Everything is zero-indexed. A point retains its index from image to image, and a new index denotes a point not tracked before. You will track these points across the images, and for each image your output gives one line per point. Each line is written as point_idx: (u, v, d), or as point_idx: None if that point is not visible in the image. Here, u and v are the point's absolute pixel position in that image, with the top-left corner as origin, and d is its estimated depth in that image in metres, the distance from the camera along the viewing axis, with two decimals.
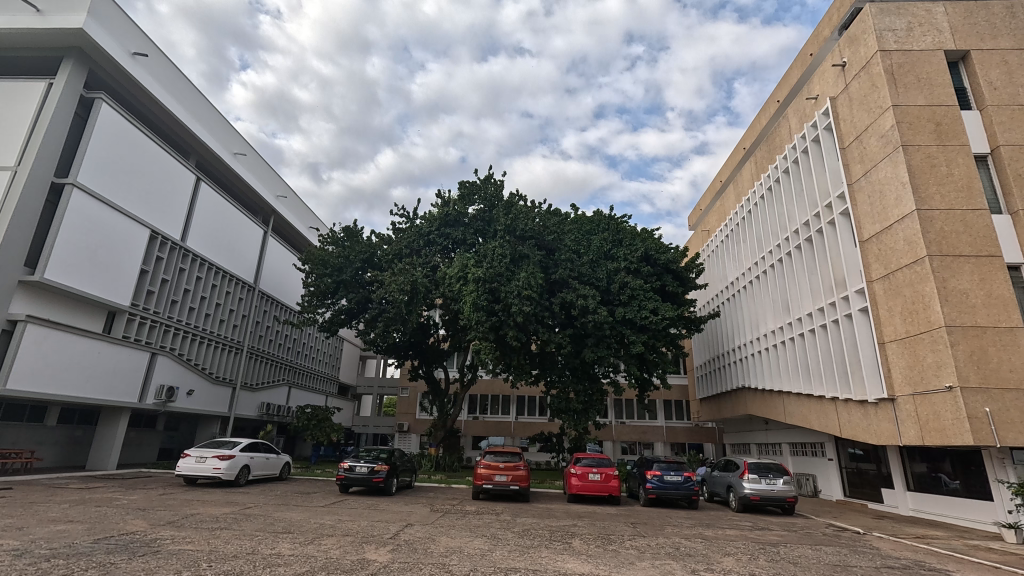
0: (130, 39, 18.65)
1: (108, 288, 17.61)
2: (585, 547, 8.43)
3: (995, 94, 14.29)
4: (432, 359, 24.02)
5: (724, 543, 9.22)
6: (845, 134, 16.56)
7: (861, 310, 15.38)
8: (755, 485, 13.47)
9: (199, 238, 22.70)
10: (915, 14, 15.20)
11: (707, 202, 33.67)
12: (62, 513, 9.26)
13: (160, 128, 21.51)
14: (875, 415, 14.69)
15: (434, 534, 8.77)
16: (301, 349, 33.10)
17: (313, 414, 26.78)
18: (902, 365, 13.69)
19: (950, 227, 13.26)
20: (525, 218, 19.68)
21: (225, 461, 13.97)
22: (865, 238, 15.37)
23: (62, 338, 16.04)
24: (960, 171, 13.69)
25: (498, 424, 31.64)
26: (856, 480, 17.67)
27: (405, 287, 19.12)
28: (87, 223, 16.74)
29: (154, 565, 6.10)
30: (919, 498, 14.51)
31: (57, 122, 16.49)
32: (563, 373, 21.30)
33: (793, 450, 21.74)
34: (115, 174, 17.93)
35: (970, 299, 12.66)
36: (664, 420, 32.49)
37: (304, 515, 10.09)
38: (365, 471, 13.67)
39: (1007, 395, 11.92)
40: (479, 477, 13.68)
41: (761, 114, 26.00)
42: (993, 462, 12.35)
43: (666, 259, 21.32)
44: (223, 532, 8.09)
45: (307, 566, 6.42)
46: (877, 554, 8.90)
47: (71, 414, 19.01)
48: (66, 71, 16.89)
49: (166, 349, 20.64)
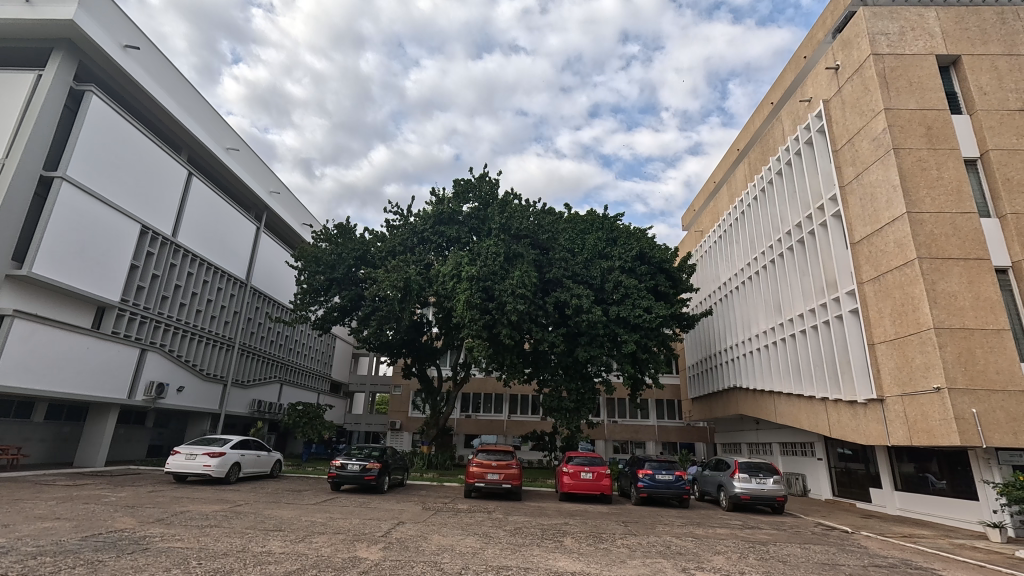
0: (122, 31, 18.40)
1: (98, 283, 17.42)
2: (576, 545, 8.43)
3: (985, 99, 14.46)
4: (425, 357, 24.02)
5: (714, 542, 9.29)
6: (837, 136, 16.73)
7: (851, 311, 15.53)
8: (746, 485, 13.55)
9: (190, 234, 22.44)
10: (907, 18, 15.38)
11: (701, 202, 33.77)
12: (49, 510, 9.13)
13: (151, 120, 21.28)
14: (864, 415, 14.86)
15: (425, 534, 8.66)
16: (293, 346, 32.87)
17: (304, 411, 26.51)
18: (892, 366, 13.84)
19: (940, 230, 13.40)
20: (519, 217, 19.55)
21: (216, 458, 13.86)
22: (856, 240, 15.54)
23: (49, 333, 15.80)
24: (950, 174, 13.84)
25: (490, 423, 31.69)
26: (844, 480, 17.87)
27: (399, 284, 18.91)
28: (76, 217, 16.50)
29: (141, 565, 5.99)
30: (906, 497, 14.70)
31: (45, 114, 16.26)
32: (556, 372, 21.26)
33: (783, 450, 21.92)
34: (105, 167, 17.67)
35: (958, 302, 12.80)
36: (656, 420, 32.63)
37: (295, 513, 10.00)
38: (358, 469, 13.60)
39: (993, 396, 12.08)
40: (472, 476, 13.67)
41: (754, 115, 26.14)
42: (979, 463, 12.49)
43: (660, 258, 21.39)
44: (212, 530, 8.02)
45: (297, 565, 6.34)
46: (865, 553, 8.97)
47: (59, 411, 18.80)
48: (56, 63, 16.68)
49: (156, 345, 20.44)
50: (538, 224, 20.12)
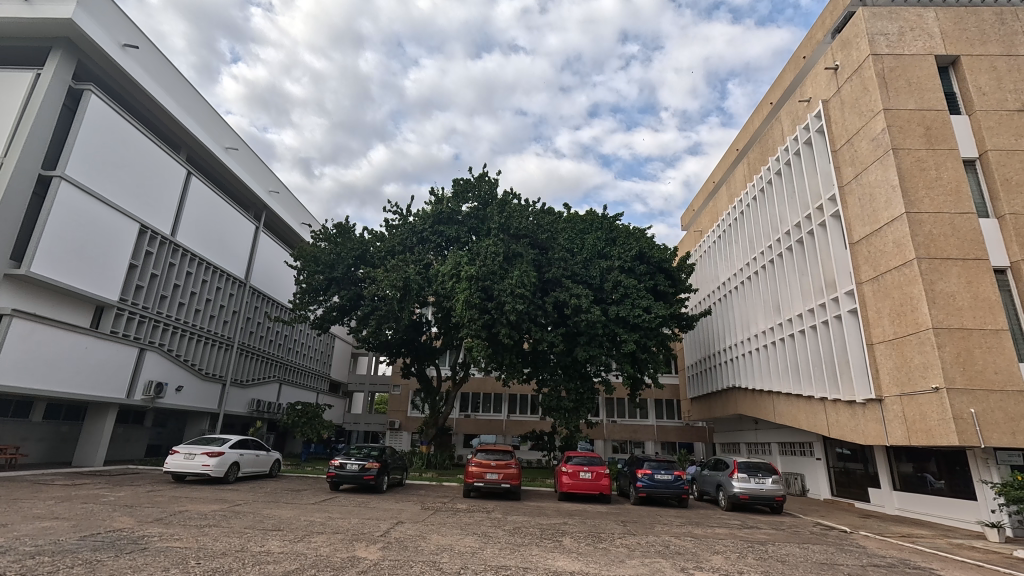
0: (121, 30, 18.36)
1: (97, 282, 17.40)
2: (574, 545, 8.44)
3: (984, 99, 14.47)
4: (424, 357, 24.01)
5: (713, 541, 9.30)
6: (836, 137, 16.75)
7: (850, 311, 15.54)
8: (744, 485, 13.56)
9: (189, 233, 22.42)
10: (906, 18, 15.38)
11: (700, 202, 33.77)
12: (48, 510, 9.12)
13: (150, 120, 21.25)
14: (862, 415, 14.88)
15: (424, 533, 8.66)
16: (292, 346, 32.85)
17: (303, 410, 26.48)
18: (890, 366, 13.85)
19: (938, 231, 13.42)
20: (518, 217, 19.56)
21: (214, 457, 13.84)
22: (855, 240, 15.55)
23: (48, 332, 15.76)
24: (949, 174, 13.86)
25: (489, 423, 31.70)
26: (842, 480, 17.89)
27: (398, 284, 18.90)
28: (75, 216, 16.48)
29: (139, 564, 5.98)
30: (905, 497, 14.71)
31: (44, 113, 16.23)
32: (555, 372, 21.25)
33: (782, 450, 21.94)
34: (104, 167, 17.64)
35: (956, 302, 12.82)
36: (655, 420, 32.65)
37: (293, 513, 9.99)
38: (356, 468, 13.59)
39: (992, 396, 12.10)
40: (470, 476, 13.67)
41: (753, 116, 26.16)
42: (977, 463, 12.50)
43: (659, 258, 21.40)
44: (211, 530, 8.02)
45: (295, 565, 6.34)
46: (864, 553, 8.97)
47: (58, 410, 18.76)
48: (55, 62, 16.65)
49: (155, 344, 20.42)
50: (537, 224, 20.13)
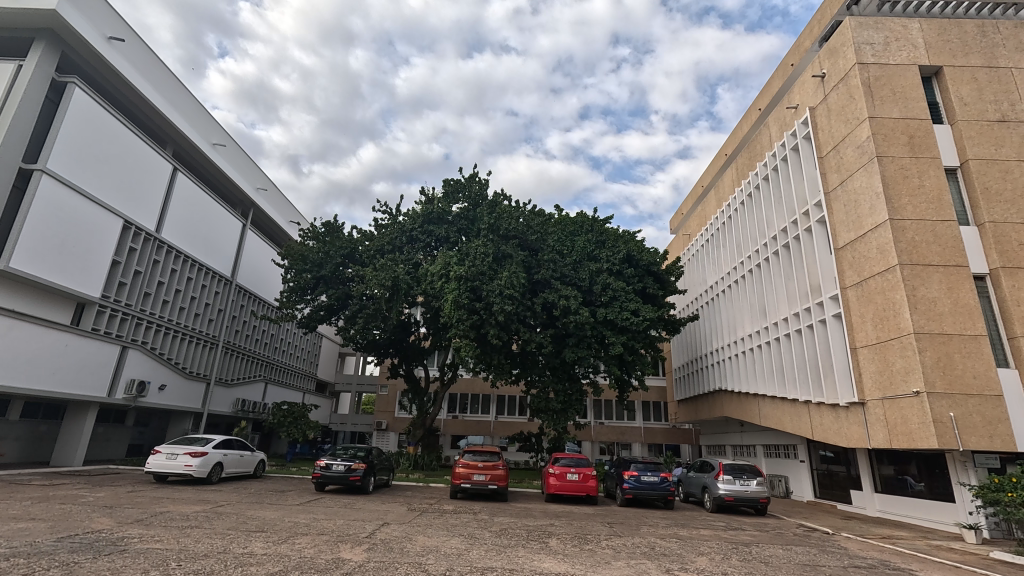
0: (106, 23, 18.04)
1: (77, 278, 17.02)
2: (562, 546, 8.45)
3: (966, 110, 14.77)
4: (412, 357, 23.85)
5: (698, 543, 9.33)
6: (822, 143, 17.01)
7: (834, 316, 15.83)
8: (730, 486, 13.68)
9: (173, 229, 22.11)
10: (891, 29, 15.67)
11: (689, 206, 34.02)
12: (24, 511, 8.89)
13: (135, 115, 20.96)
14: (845, 418, 15.10)
15: (409, 534, 8.64)
16: (278, 345, 32.53)
17: (289, 410, 26.16)
18: (873, 370, 14.07)
19: (921, 237, 13.68)
20: (509, 218, 19.36)
21: (197, 457, 13.62)
22: (840, 246, 15.82)
23: (27, 330, 15.43)
24: (931, 182, 14.12)
25: (477, 424, 31.68)
26: (825, 482, 18.13)
27: (387, 283, 18.83)
28: (56, 210, 16.16)
29: (119, 565, 5.91)
30: (886, 499, 14.96)
31: (26, 105, 15.92)
32: (543, 373, 21.18)
33: (766, 452, 22.25)
34: (87, 160, 17.32)
35: (937, 307, 13.05)
36: (642, 421, 32.86)
37: (278, 514, 9.90)
38: (342, 469, 13.45)
39: (970, 400, 12.33)
40: (457, 477, 13.59)
41: (742, 120, 26.41)
42: (956, 465, 12.74)
43: (647, 260, 21.66)
44: (193, 531, 7.89)
45: (280, 566, 6.30)
46: (845, 554, 9.10)
47: (36, 409, 18.37)
48: (37, 54, 16.35)
49: (138, 342, 20.10)
50: (527, 225, 19.94)
